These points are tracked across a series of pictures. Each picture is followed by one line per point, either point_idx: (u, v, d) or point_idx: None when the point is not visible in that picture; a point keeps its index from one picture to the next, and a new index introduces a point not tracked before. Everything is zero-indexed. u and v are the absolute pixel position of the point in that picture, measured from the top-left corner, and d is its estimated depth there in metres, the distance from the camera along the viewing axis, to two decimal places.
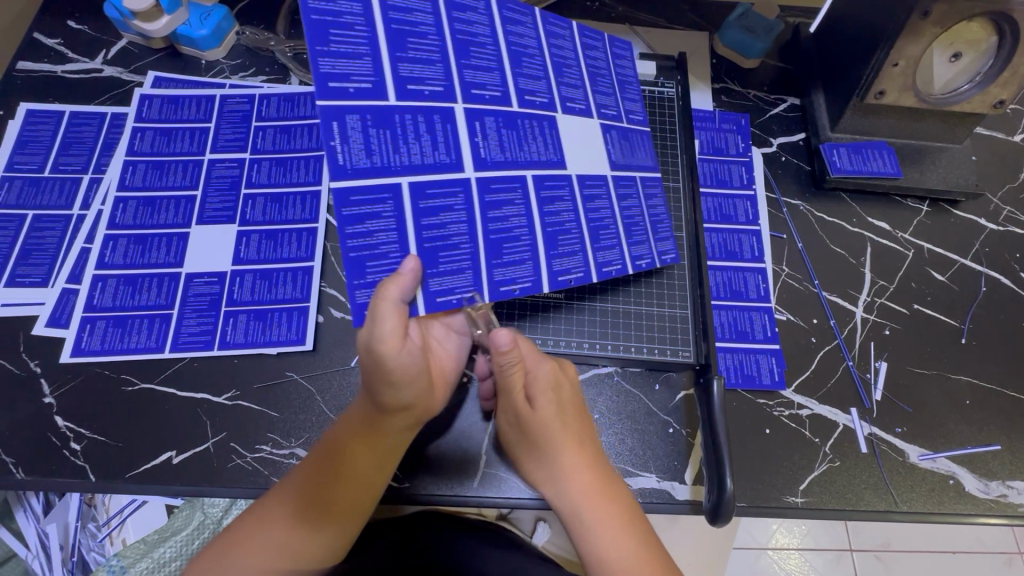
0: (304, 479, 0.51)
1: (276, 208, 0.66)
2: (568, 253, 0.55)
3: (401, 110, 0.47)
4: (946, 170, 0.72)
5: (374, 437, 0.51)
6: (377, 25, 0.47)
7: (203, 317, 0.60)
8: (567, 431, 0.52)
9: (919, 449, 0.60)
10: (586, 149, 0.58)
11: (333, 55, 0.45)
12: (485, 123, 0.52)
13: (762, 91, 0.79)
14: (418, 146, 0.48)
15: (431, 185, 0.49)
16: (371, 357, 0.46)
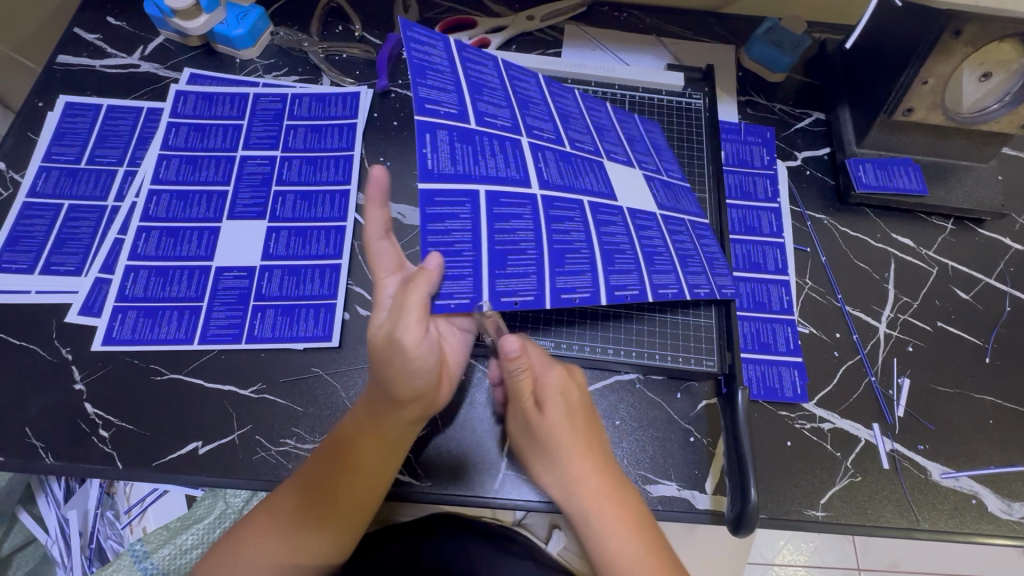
0: (310, 474, 0.51)
1: (305, 205, 0.67)
2: (624, 270, 0.56)
3: (483, 136, 0.55)
4: (972, 188, 0.72)
5: (378, 433, 0.51)
6: (459, 71, 0.57)
7: (232, 310, 0.61)
8: (577, 436, 0.53)
9: (941, 467, 0.60)
10: (631, 188, 0.62)
11: (428, 86, 0.54)
12: (546, 155, 0.59)
13: (788, 105, 0.80)
14: (495, 163, 0.54)
15: (503, 196, 0.54)
16: (391, 349, 0.45)
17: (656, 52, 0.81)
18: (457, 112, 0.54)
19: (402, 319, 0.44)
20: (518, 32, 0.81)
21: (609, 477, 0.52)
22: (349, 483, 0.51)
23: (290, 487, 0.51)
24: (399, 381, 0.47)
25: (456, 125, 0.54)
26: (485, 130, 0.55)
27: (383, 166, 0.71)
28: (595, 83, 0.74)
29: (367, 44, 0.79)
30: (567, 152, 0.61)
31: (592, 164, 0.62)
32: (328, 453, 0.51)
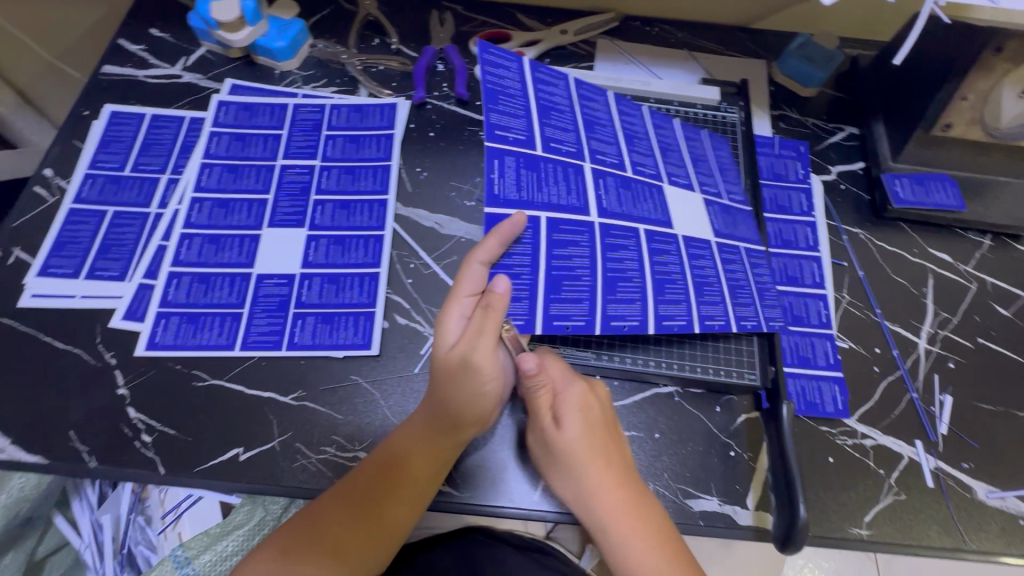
0: (350, 492, 0.51)
1: (344, 214, 0.68)
2: (674, 300, 0.57)
3: (548, 165, 0.60)
4: (1010, 204, 0.71)
5: (427, 456, 0.52)
6: (530, 94, 0.63)
7: (273, 317, 0.62)
8: (596, 453, 0.53)
9: (987, 486, 0.59)
10: (691, 214, 0.62)
11: (500, 112, 0.60)
12: (608, 181, 0.61)
13: (820, 120, 0.80)
14: (553, 186, 0.59)
15: (564, 222, 0.57)
16: (466, 368, 0.51)
17: (689, 67, 0.82)
18: (524, 141, 0.60)
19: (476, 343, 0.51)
20: (552, 45, 0.82)
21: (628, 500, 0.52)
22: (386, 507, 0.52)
23: (325, 504, 0.51)
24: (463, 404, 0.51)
25: (521, 153, 0.59)
26: (552, 161, 0.60)
27: (421, 177, 0.72)
28: None
29: (403, 56, 0.80)
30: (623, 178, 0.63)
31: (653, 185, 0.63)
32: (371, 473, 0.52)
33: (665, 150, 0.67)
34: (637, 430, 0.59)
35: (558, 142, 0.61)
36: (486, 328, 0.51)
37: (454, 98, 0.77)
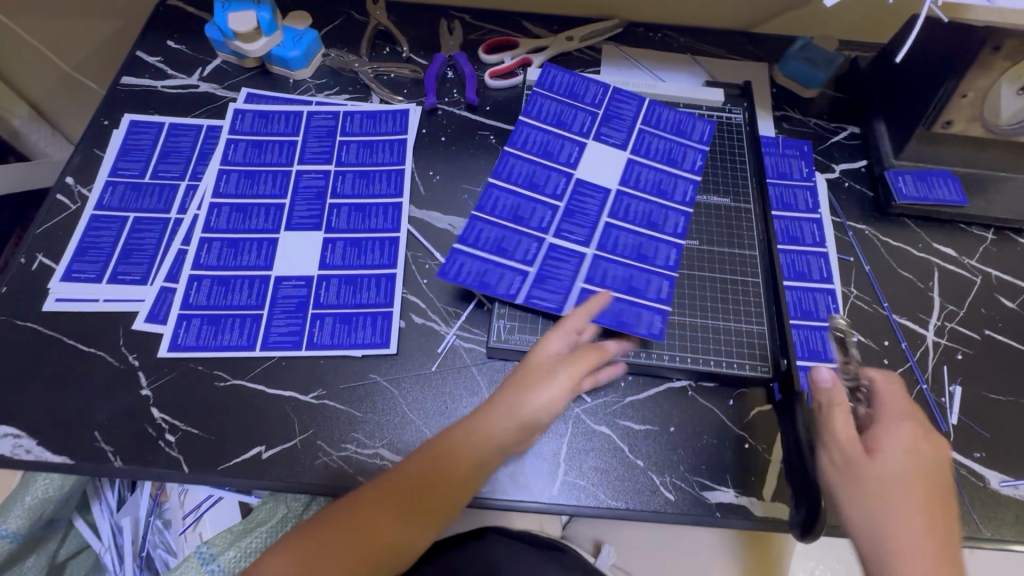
0: (384, 491, 0.50)
1: (359, 217, 0.70)
2: (655, 248, 0.65)
3: (545, 265, 0.64)
4: (1011, 198, 0.73)
5: (448, 463, 0.52)
6: (472, 248, 0.64)
7: (292, 318, 0.63)
8: (913, 499, 0.46)
9: (999, 474, 0.59)
10: (606, 165, 0.71)
11: (483, 280, 0.62)
12: (578, 215, 0.67)
13: (822, 120, 0.81)
14: (565, 273, 0.63)
15: (590, 273, 0.63)
16: (540, 378, 0.55)
17: (692, 70, 0.84)
18: (520, 277, 0.63)
19: (556, 372, 0.56)
20: (558, 52, 0.84)
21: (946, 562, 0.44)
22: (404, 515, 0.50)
23: (355, 505, 0.50)
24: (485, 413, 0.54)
25: (522, 278, 0.63)
26: (545, 257, 0.64)
27: (433, 180, 0.74)
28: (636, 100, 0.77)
29: (414, 64, 0.82)
30: (630, 156, 0.71)
31: (692, 152, 0.72)
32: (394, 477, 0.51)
33: (684, 134, 0.73)
34: (653, 424, 0.60)
35: (524, 255, 0.64)
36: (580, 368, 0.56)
37: (464, 104, 0.79)
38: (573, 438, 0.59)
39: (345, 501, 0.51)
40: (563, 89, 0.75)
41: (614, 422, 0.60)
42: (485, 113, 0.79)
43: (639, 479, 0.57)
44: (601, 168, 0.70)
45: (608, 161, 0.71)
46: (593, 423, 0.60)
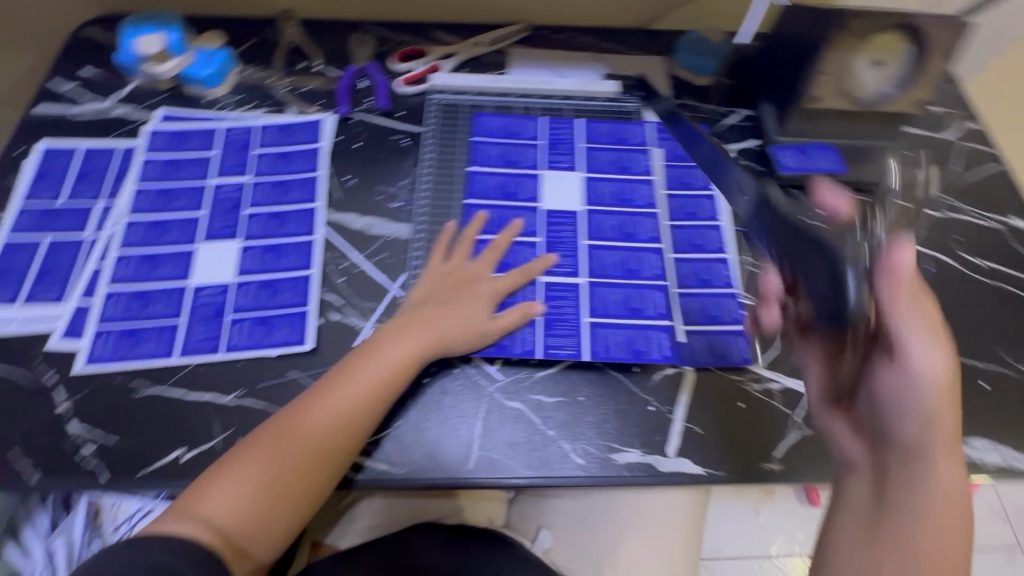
0: (305, 426, 0.56)
1: (275, 223, 0.72)
2: (643, 259, 0.71)
3: (550, 309, 0.67)
4: (883, 164, 0.80)
5: (366, 405, 0.58)
6: None
7: (210, 324, 0.65)
8: (944, 401, 0.46)
9: None
10: (563, 193, 0.74)
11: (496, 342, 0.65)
12: (560, 248, 0.71)
13: (716, 105, 0.87)
14: (570, 311, 0.67)
15: (591, 300, 0.68)
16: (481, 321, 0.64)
17: (594, 66, 0.89)
18: (533, 326, 0.66)
19: (479, 319, 0.64)
20: (466, 56, 0.89)
21: (957, 469, 0.46)
22: (330, 458, 0.56)
23: (277, 437, 0.55)
24: (396, 351, 0.60)
25: (534, 328, 0.66)
26: (547, 302, 0.67)
27: (348, 184, 0.76)
28: (539, 96, 0.81)
29: (327, 76, 0.85)
30: (585, 176, 0.75)
31: (640, 155, 0.77)
32: (313, 423, 0.56)
33: (625, 141, 0.78)
34: (563, 395, 0.64)
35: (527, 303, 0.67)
36: (497, 316, 0.65)
37: (376, 110, 0.82)
38: (487, 414, 0.62)
39: (268, 437, 0.55)
40: (501, 131, 0.78)
41: (526, 396, 0.63)
42: (397, 117, 0.82)
43: (550, 448, 0.61)
44: (564, 196, 0.74)
45: (567, 186, 0.75)
46: (506, 399, 0.63)
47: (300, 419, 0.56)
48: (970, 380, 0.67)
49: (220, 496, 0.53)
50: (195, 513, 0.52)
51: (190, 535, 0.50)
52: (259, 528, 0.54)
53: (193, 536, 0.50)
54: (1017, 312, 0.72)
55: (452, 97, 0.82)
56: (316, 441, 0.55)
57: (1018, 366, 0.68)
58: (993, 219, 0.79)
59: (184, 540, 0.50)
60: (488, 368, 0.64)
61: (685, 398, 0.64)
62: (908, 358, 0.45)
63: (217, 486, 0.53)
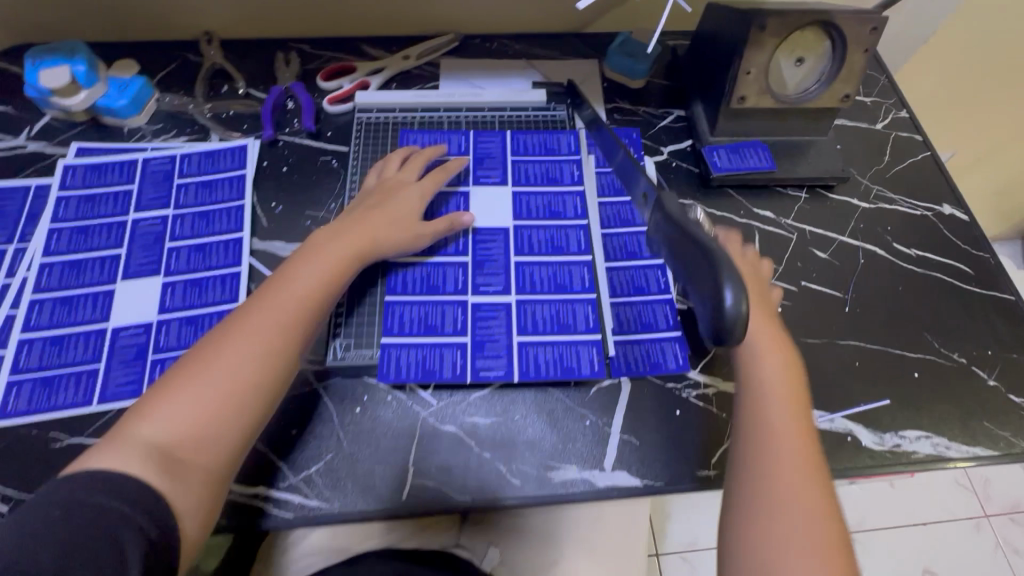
0: (242, 326, 0.56)
1: (199, 256, 0.70)
2: (572, 274, 0.68)
3: (478, 330, 0.64)
4: (815, 159, 0.80)
5: (301, 310, 0.58)
6: (401, 338, 0.63)
7: (131, 367, 0.63)
8: (772, 331, 0.61)
9: (817, 411, 0.65)
10: (492, 208, 0.72)
11: (422, 368, 0.62)
12: (489, 266, 0.68)
13: (650, 107, 0.87)
14: (500, 331, 0.65)
15: (520, 319, 0.65)
16: (406, 225, 0.66)
17: (526, 74, 0.88)
18: (461, 350, 0.63)
19: (408, 227, 0.66)
20: (397, 70, 0.87)
21: (796, 390, 0.57)
22: (272, 358, 0.55)
23: (215, 341, 0.55)
24: (326, 258, 0.62)
25: (461, 351, 0.63)
26: (474, 322, 0.65)
27: (276, 211, 0.75)
28: (466, 108, 0.80)
29: (252, 98, 0.83)
30: (513, 190, 0.73)
31: (570, 165, 0.75)
32: (247, 329, 0.55)
33: (554, 150, 0.76)
34: (497, 415, 0.63)
35: (454, 325, 0.64)
36: (426, 231, 0.67)
37: (305, 132, 0.81)
38: (421, 441, 0.61)
39: (205, 347, 0.54)
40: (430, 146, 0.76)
41: (460, 419, 0.62)
42: (326, 138, 0.80)
43: (486, 470, 0.60)
44: (490, 211, 0.72)
45: (495, 201, 0.73)
46: (440, 424, 0.62)
47: (234, 326, 0.56)
48: (902, 371, 0.68)
49: (160, 415, 0.50)
50: (133, 437, 0.49)
51: (129, 470, 0.47)
52: (207, 446, 0.50)
53: (134, 472, 0.47)
54: (947, 300, 0.73)
55: (378, 115, 0.80)
56: (254, 350, 0.54)
57: (950, 355, 0.69)
58: (924, 208, 0.80)
59: (125, 474, 0.46)
60: (420, 393, 0.63)
61: (621, 410, 0.64)
62: None
63: (153, 406, 0.51)
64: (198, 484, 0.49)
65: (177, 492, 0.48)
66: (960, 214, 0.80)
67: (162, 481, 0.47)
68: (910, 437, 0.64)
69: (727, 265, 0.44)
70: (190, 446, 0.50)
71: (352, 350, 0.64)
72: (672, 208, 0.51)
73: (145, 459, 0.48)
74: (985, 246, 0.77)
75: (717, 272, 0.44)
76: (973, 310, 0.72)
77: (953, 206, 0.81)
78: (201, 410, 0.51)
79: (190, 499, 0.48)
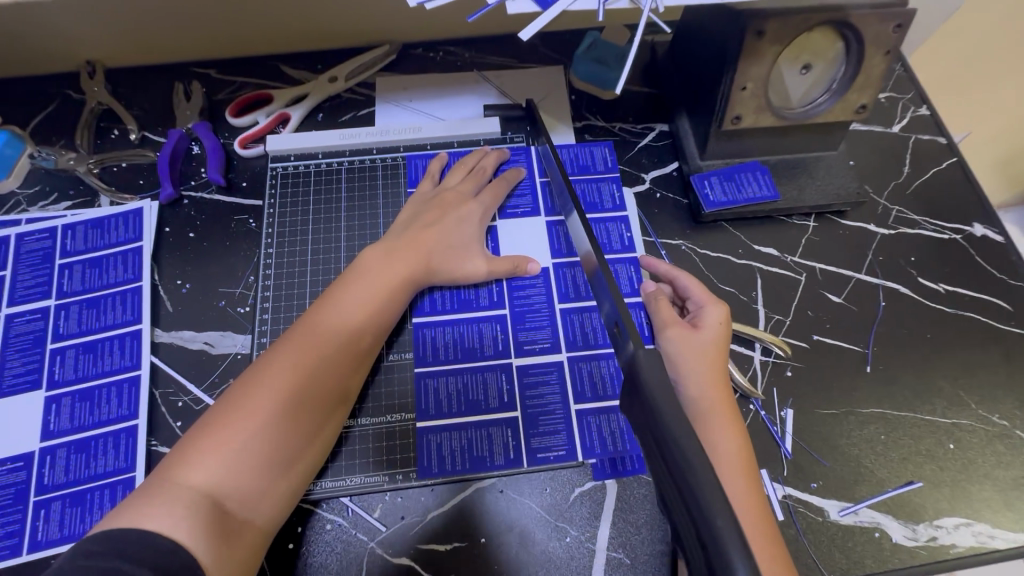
0: (299, 352, 0.48)
1: (90, 359, 0.58)
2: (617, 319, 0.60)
3: (528, 403, 0.56)
4: (824, 181, 0.67)
5: (359, 331, 0.52)
6: (443, 418, 0.55)
7: (9, 515, 0.51)
8: (721, 409, 0.50)
9: (838, 503, 0.54)
10: (530, 244, 0.63)
11: (469, 456, 0.54)
12: (529, 320, 0.59)
13: (628, 122, 0.73)
14: (553, 401, 0.56)
15: (576, 382, 0.57)
16: (459, 230, 0.60)
17: (479, 90, 0.73)
18: (511, 429, 0.55)
19: (462, 248, 0.59)
20: (323, 97, 0.72)
21: (752, 479, 0.48)
22: (328, 396, 0.49)
23: (265, 370, 0.47)
24: (382, 274, 0.54)
25: (512, 431, 0.55)
26: (523, 393, 0.56)
27: (182, 291, 0.62)
28: (404, 149, 0.68)
29: (148, 146, 0.69)
30: (548, 221, 0.64)
31: (607, 186, 0.68)
32: (302, 359, 0.48)
33: (589, 168, 0.69)
34: (459, 539, 0.52)
35: (499, 398, 0.56)
36: (485, 257, 0.60)
37: (214, 185, 0.67)
38: None
39: (255, 375, 0.47)
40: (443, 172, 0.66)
41: (416, 547, 0.51)
42: (242, 191, 0.67)
43: None
44: (528, 247, 0.63)
45: (532, 234, 0.63)
46: (392, 556, 0.51)
47: (286, 354, 0.48)
48: (936, 442, 0.57)
49: (207, 461, 0.42)
50: (177, 487, 0.41)
51: (177, 533, 0.38)
52: (259, 499, 0.44)
53: (184, 535, 0.38)
54: (983, 347, 0.62)
55: (297, 164, 0.66)
56: (309, 385, 0.47)
57: (990, 417, 0.59)
58: (952, 229, 0.68)
59: (171, 540, 0.38)
60: (366, 518, 0.52)
61: (607, 520, 0.53)
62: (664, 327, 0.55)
63: (197, 450, 0.43)
64: (247, 545, 0.43)
65: (227, 558, 0.40)
66: (994, 234, 0.68)
67: (211, 547, 0.39)
68: (948, 526, 0.54)
69: (735, 534, 0.28)
70: (243, 498, 0.43)
71: (327, 480, 0.53)
72: (653, 384, 0.36)
73: (197, 513, 0.40)
74: None
75: (719, 545, 0.28)
76: (1014, 357, 0.62)
77: (986, 224, 0.69)
78: (253, 456, 0.43)
79: (238, 562, 0.42)
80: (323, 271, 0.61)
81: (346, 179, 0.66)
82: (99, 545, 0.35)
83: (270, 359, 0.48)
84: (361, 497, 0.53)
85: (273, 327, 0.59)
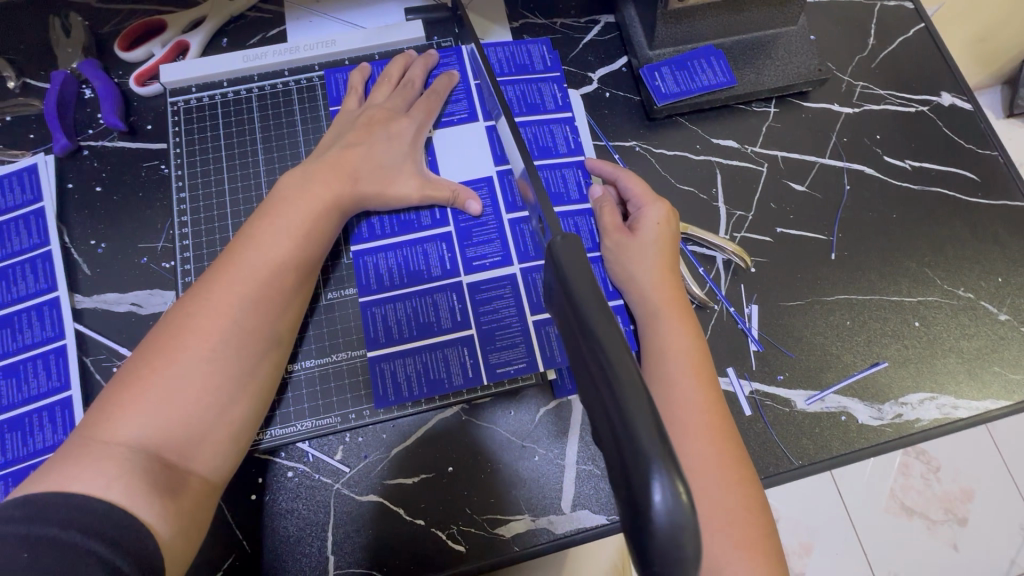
0: (225, 289, 0.44)
1: (7, 335, 0.53)
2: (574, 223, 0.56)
3: (484, 319, 0.53)
4: (784, 60, 0.62)
5: (287, 267, 0.47)
6: (397, 345, 0.52)
7: None
8: (669, 311, 0.48)
9: (805, 393, 0.54)
10: (468, 155, 0.58)
11: (428, 380, 0.52)
12: (477, 240, 0.55)
13: (569, 16, 0.66)
14: (508, 313, 0.54)
15: (530, 295, 0.54)
16: (391, 140, 0.55)
17: None
18: (468, 347, 0.53)
19: (393, 166, 0.54)
20: (221, 18, 0.63)
21: (707, 377, 0.45)
22: (260, 335, 0.45)
23: (191, 309, 0.43)
24: (302, 199, 0.49)
25: (469, 349, 0.53)
26: (477, 309, 0.54)
27: (98, 252, 0.56)
28: (320, 67, 0.61)
29: (34, 93, 0.61)
30: (486, 126, 0.59)
31: (549, 84, 0.62)
32: (224, 298, 0.43)
33: (526, 67, 0.62)
34: (427, 470, 0.50)
35: (452, 317, 0.53)
36: (420, 176, 0.55)
37: (115, 131, 0.60)
38: (337, 523, 0.49)
39: (177, 318, 0.42)
40: (365, 83, 0.59)
41: (384, 483, 0.50)
42: (146, 134, 0.60)
43: (421, 542, 0.49)
44: (466, 158, 0.58)
45: (470, 144, 0.58)
46: (357, 493, 0.50)
47: (204, 296, 0.43)
48: (902, 322, 0.56)
49: (137, 413, 0.39)
50: (103, 444, 0.37)
51: (108, 491, 0.35)
52: (201, 445, 0.41)
53: (118, 493, 0.35)
54: (949, 222, 0.60)
55: (202, 94, 0.60)
56: (235, 324, 0.43)
57: (956, 291, 0.58)
58: (919, 101, 0.64)
59: (104, 498, 0.35)
60: (328, 462, 0.50)
61: (574, 436, 0.52)
62: (610, 237, 0.52)
63: (124, 402, 0.39)
64: (196, 493, 0.40)
65: (175, 510, 0.38)
66: (962, 102, 0.65)
67: (152, 501, 0.36)
68: (913, 403, 0.54)
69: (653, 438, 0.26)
70: (182, 447, 0.40)
71: (275, 428, 0.51)
72: (587, 295, 0.31)
73: (130, 469, 0.37)
74: (991, 141, 0.63)
75: (637, 451, 0.26)
76: (980, 230, 0.60)
77: (953, 93, 0.65)
78: (185, 404, 0.40)
79: (190, 512, 0.39)
80: (243, 209, 0.56)
81: (258, 106, 0.59)
82: (21, 509, 0.33)
83: (193, 300, 0.43)
84: (318, 441, 0.51)
85: (196, 277, 0.54)
